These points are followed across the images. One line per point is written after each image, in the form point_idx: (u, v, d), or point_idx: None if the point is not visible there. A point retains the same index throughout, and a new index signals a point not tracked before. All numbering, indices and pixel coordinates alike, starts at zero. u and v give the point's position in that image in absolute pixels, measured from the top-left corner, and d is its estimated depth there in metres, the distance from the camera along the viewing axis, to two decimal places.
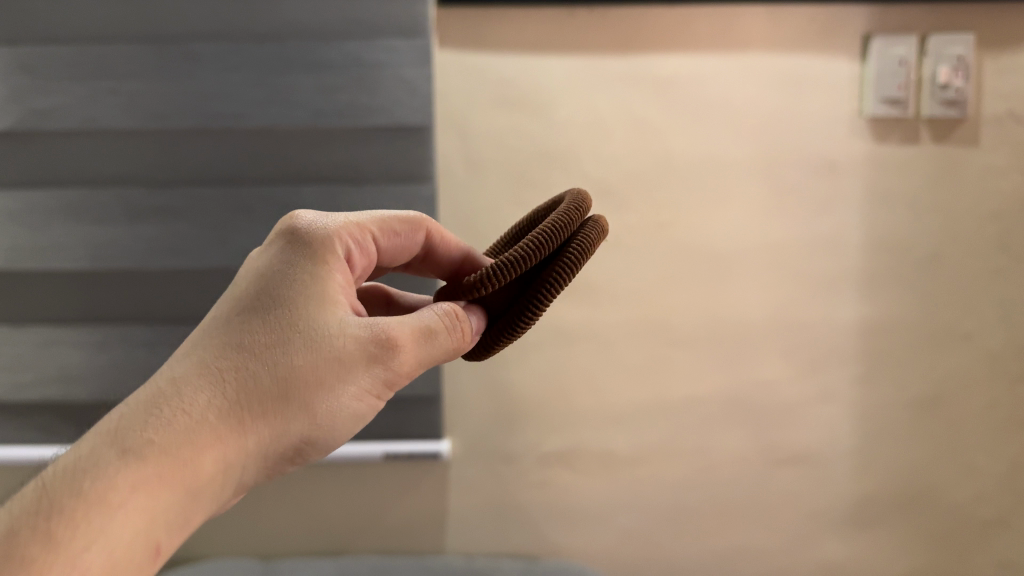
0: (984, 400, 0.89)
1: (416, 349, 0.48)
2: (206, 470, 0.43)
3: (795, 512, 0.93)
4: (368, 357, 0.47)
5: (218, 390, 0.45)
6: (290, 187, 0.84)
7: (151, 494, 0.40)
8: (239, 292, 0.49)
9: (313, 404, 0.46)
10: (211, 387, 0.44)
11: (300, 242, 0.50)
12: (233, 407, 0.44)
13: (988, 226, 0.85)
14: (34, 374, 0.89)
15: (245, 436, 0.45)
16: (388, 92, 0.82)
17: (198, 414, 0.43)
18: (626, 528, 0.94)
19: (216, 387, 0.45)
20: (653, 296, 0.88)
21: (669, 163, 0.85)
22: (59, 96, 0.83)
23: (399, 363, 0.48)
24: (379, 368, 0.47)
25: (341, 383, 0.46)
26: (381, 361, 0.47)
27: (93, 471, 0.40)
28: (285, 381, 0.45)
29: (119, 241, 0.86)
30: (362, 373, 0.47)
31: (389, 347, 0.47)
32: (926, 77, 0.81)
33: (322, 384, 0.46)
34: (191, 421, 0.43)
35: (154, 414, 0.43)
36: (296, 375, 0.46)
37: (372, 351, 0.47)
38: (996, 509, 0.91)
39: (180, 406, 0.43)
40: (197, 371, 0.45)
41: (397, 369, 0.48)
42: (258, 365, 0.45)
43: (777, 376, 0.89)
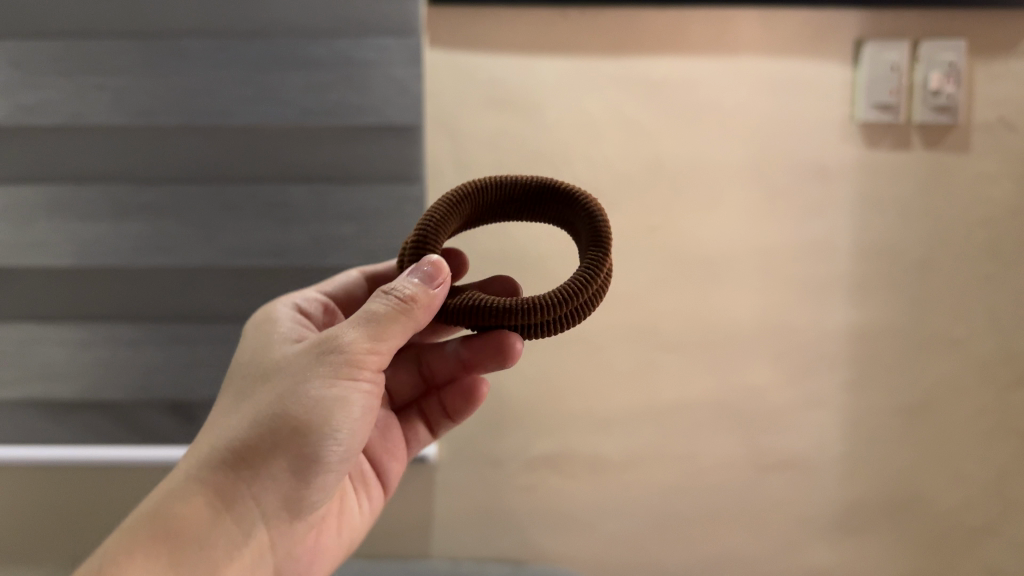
0: (973, 407, 0.88)
1: (364, 335, 0.55)
2: (235, 493, 0.57)
3: (783, 517, 0.92)
4: (317, 356, 0.56)
5: (213, 449, 0.58)
6: (278, 185, 0.83)
7: (150, 553, 0.54)
8: (241, 359, 0.67)
9: (284, 413, 0.56)
10: (209, 449, 0.58)
11: (270, 324, 0.69)
12: (231, 451, 0.57)
13: (978, 232, 0.85)
14: (17, 372, 0.87)
15: (247, 466, 0.56)
16: (377, 91, 0.81)
17: (200, 470, 0.57)
18: (613, 533, 0.93)
19: (212, 448, 0.58)
20: (643, 300, 0.87)
21: (660, 167, 0.85)
22: (45, 91, 0.82)
23: (342, 342, 0.56)
24: (331, 356, 0.56)
25: (306, 382, 0.56)
26: (329, 352, 0.56)
27: (115, 549, 0.54)
28: (263, 415, 0.57)
29: (103, 238, 0.84)
30: (315, 366, 0.56)
31: (337, 346, 0.56)
32: (917, 83, 0.81)
33: (295, 390, 0.56)
34: (194, 478, 0.57)
35: (172, 488, 0.57)
36: (267, 405, 0.57)
37: (318, 351, 0.57)
38: (984, 516, 0.91)
39: (191, 471, 0.58)
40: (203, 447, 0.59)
41: (346, 346, 0.56)
42: (239, 416, 0.58)
43: (766, 381, 0.89)
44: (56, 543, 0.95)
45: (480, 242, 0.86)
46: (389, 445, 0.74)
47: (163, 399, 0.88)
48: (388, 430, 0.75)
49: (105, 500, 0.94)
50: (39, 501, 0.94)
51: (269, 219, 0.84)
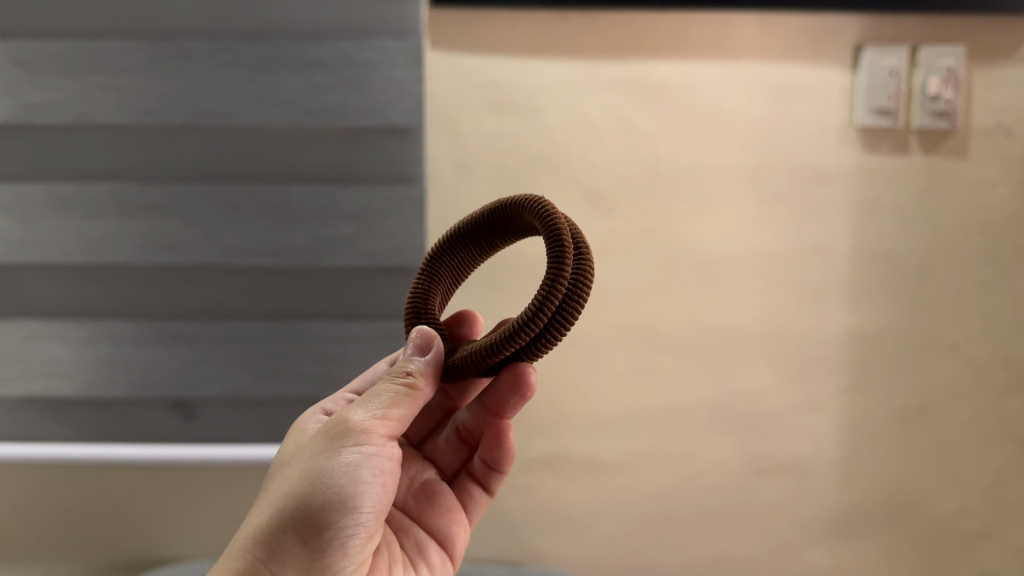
0: (970, 412, 0.89)
1: (367, 406, 0.56)
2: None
3: (780, 521, 0.92)
4: (326, 432, 0.56)
5: (233, 544, 0.56)
6: (280, 186, 0.84)
7: None
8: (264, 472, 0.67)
9: (296, 488, 0.55)
10: (230, 546, 0.57)
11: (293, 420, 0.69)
12: (248, 543, 0.55)
13: (975, 238, 0.85)
14: (18, 369, 0.88)
15: (264, 553, 0.54)
16: (379, 93, 0.82)
17: (220, 566, 0.55)
18: (610, 535, 0.93)
19: (232, 544, 0.56)
20: (642, 303, 0.87)
21: (660, 169, 0.85)
22: (51, 90, 0.83)
23: (347, 416, 0.56)
24: (337, 428, 0.56)
25: (316, 454, 0.55)
26: (336, 426, 0.56)
27: None
28: (277, 498, 0.56)
29: (107, 235, 0.85)
30: (326, 442, 0.56)
31: (341, 420, 0.56)
32: (916, 88, 0.82)
33: (307, 469, 0.55)
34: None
35: None
36: (280, 488, 0.56)
37: (326, 428, 0.57)
38: (981, 521, 0.91)
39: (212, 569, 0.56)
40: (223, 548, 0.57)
41: (351, 419, 0.56)
42: (256, 509, 0.57)
43: (763, 384, 0.89)
44: (55, 540, 0.95)
45: None
46: (444, 511, 0.70)
47: (163, 397, 0.88)
48: (440, 499, 0.70)
49: (110, 493, 0.93)
50: (38, 498, 0.94)
51: (270, 219, 0.84)
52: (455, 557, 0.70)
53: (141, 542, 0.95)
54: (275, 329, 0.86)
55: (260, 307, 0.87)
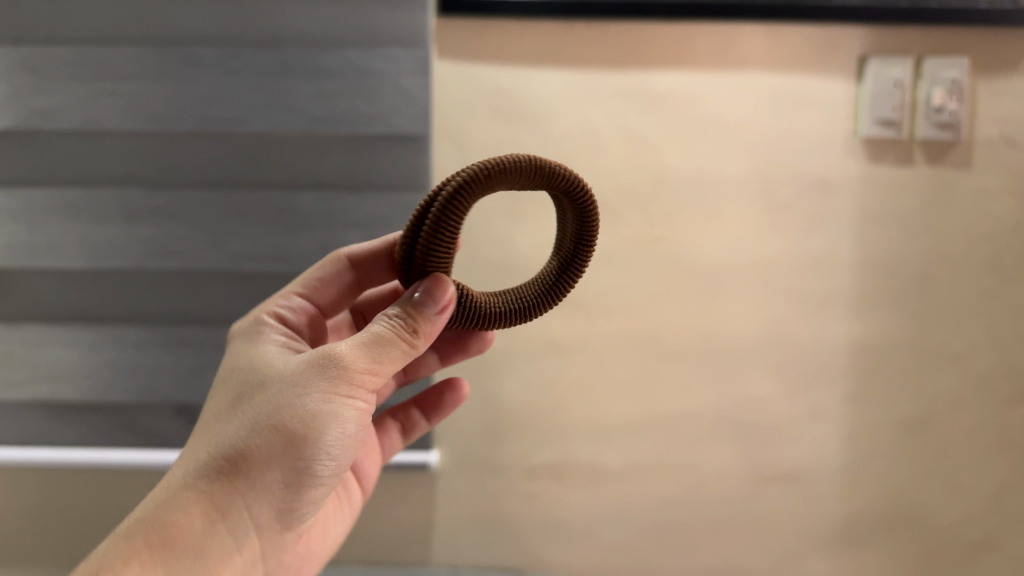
0: (973, 421, 0.89)
1: (358, 351, 0.56)
2: (229, 503, 0.57)
3: (783, 530, 0.92)
4: (318, 372, 0.57)
5: (206, 457, 0.58)
6: (286, 192, 0.84)
7: (145, 552, 0.53)
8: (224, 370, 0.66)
9: (286, 427, 0.56)
10: (203, 458, 0.58)
11: (252, 326, 0.69)
12: (222, 461, 0.57)
13: (979, 248, 0.86)
14: (25, 372, 0.88)
15: (241, 476, 0.57)
16: (386, 101, 0.82)
17: (195, 478, 0.57)
18: (613, 542, 0.93)
19: (205, 455, 0.58)
20: (647, 311, 0.88)
21: (665, 178, 0.85)
22: (60, 96, 0.83)
23: (344, 362, 0.56)
24: (332, 374, 0.56)
25: (309, 397, 0.56)
26: (330, 369, 0.56)
27: (110, 549, 0.54)
28: (263, 428, 0.56)
29: (114, 240, 0.86)
30: (318, 386, 0.56)
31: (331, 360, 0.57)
32: (920, 99, 0.82)
33: (294, 404, 0.56)
34: (190, 488, 0.57)
35: (166, 494, 0.57)
36: (267, 416, 0.57)
37: (318, 366, 0.57)
38: (984, 531, 0.91)
39: (184, 477, 0.58)
40: (193, 456, 0.59)
41: (348, 366, 0.56)
42: (235, 424, 0.58)
43: (766, 393, 0.89)
44: (59, 544, 0.95)
45: (484, 251, 0.86)
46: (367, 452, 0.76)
47: (168, 402, 0.89)
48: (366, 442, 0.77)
49: (109, 493, 0.94)
50: (43, 502, 0.94)
51: (277, 226, 0.85)
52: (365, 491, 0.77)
53: None
54: None
55: None
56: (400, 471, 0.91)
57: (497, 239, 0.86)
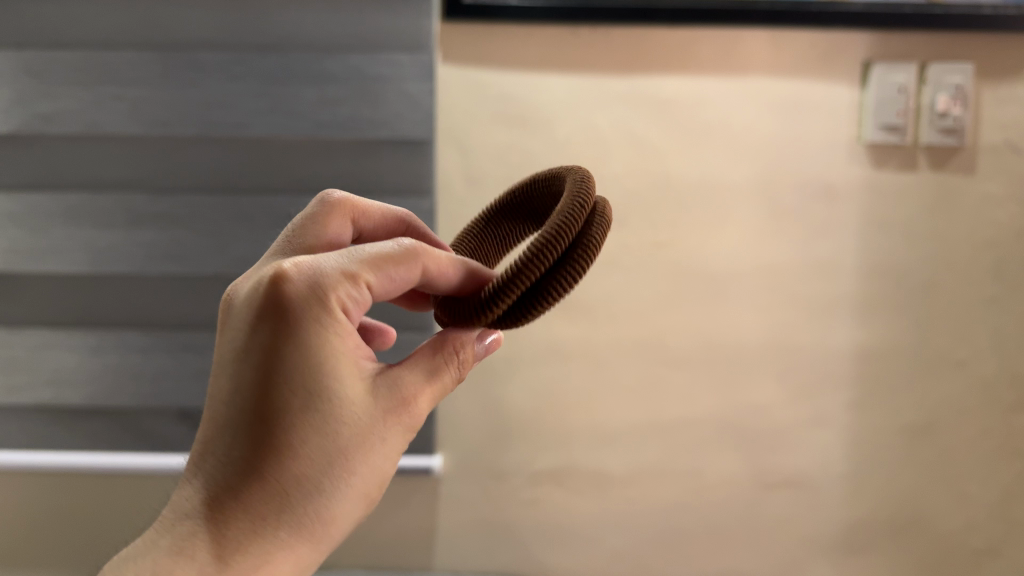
0: (978, 428, 0.89)
1: (435, 397, 0.50)
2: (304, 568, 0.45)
3: (786, 536, 0.92)
4: (399, 418, 0.47)
5: (275, 503, 0.43)
6: (290, 197, 0.84)
7: None
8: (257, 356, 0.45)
9: (368, 481, 0.46)
10: (270, 503, 0.43)
11: (297, 317, 0.44)
12: (299, 514, 0.44)
13: (983, 255, 0.86)
14: (28, 377, 0.88)
15: (319, 534, 0.45)
16: (391, 106, 0.82)
17: (267, 528, 0.43)
18: (616, 549, 0.93)
19: (274, 499, 0.43)
20: (650, 317, 0.88)
21: (669, 183, 0.85)
22: (62, 100, 0.83)
23: (420, 411, 0.48)
24: (410, 425, 0.48)
25: (391, 448, 0.47)
26: (410, 416, 0.48)
27: None
28: (345, 482, 0.45)
29: (117, 245, 0.86)
30: (397, 437, 0.47)
31: (414, 407, 0.48)
32: (924, 105, 0.82)
33: (381, 458, 0.46)
34: (260, 543, 0.43)
35: (232, 541, 0.43)
36: (352, 465, 0.45)
37: (399, 409, 0.47)
38: (988, 538, 0.90)
39: (248, 522, 0.43)
40: (251, 489, 0.43)
41: (420, 416, 0.49)
42: (306, 469, 0.44)
43: (770, 399, 0.89)
44: (58, 547, 0.95)
45: None
46: None
47: (171, 407, 0.89)
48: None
49: (110, 501, 0.94)
50: (43, 506, 0.94)
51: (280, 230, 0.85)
52: None
53: None
54: None
55: None
56: (403, 476, 0.91)
57: None
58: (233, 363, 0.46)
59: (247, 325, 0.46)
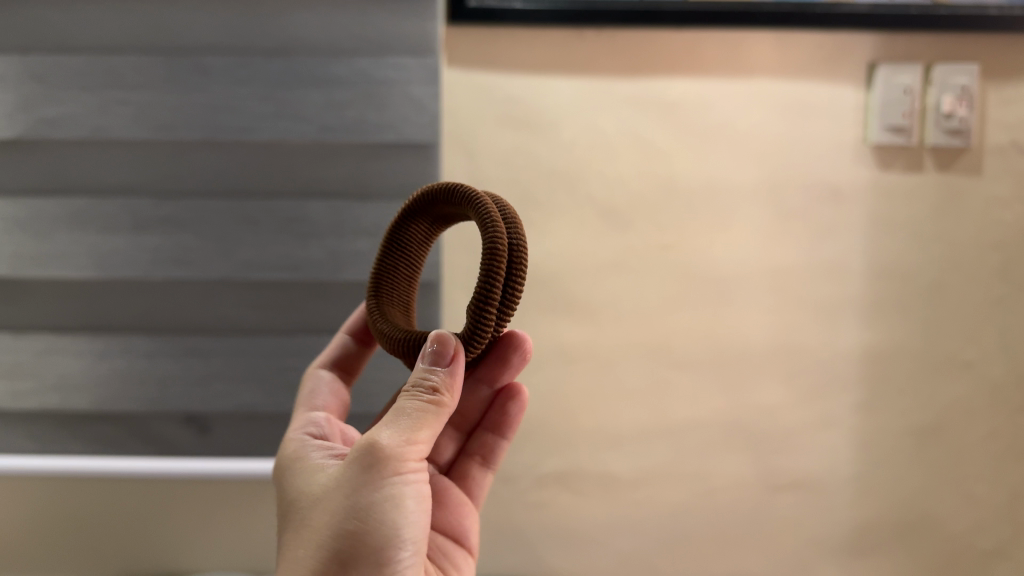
0: (984, 430, 0.89)
1: (392, 429, 0.54)
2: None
3: (795, 538, 0.92)
4: (354, 467, 0.54)
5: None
6: (295, 201, 0.84)
7: None
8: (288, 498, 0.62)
9: (345, 527, 0.53)
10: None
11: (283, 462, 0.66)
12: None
13: (990, 255, 0.86)
14: (33, 383, 0.88)
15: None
16: (396, 110, 0.82)
17: None
18: (624, 552, 0.92)
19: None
20: (656, 320, 0.88)
21: (675, 186, 0.85)
22: (68, 105, 0.83)
23: (377, 447, 0.53)
24: (374, 462, 0.53)
25: (364, 492, 0.53)
26: (368, 459, 0.53)
27: None
28: (328, 537, 0.53)
29: (121, 250, 0.86)
30: (361, 477, 0.53)
31: (365, 447, 0.54)
32: (930, 106, 0.82)
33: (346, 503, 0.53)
34: None
35: None
36: (327, 522, 0.54)
37: (354, 461, 0.54)
38: (996, 540, 0.90)
39: None
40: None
41: (386, 453, 0.53)
42: (300, 545, 0.55)
43: (776, 402, 0.89)
44: (63, 552, 0.95)
45: None
46: (453, 507, 0.72)
47: (177, 411, 0.89)
48: (448, 494, 0.72)
49: (124, 506, 0.93)
50: (47, 512, 0.94)
51: (286, 235, 0.85)
52: (473, 550, 0.72)
53: (155, 555, 0.95)
54: (290, 344, 0.87)
55: (273, 322, 0.87)
56: None
57: None
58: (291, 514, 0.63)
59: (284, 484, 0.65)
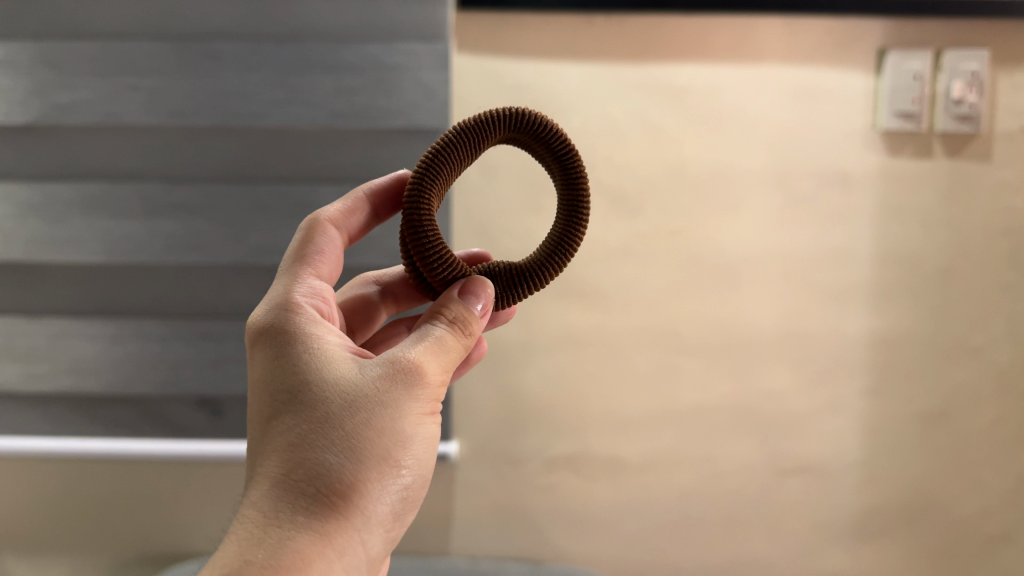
0: (990, 416, 0.89)
1: (438, 358, 0.48)
2: (347, 556, 0.42)
3: (800, 521, 0.93)
4: (400, 381, 0.46)
5: (294, 492, 0.42)
6: (306, 186, 0.85)
7: None
8: (263, 380, 0.47)
9: (391, 445, 0.45)
10: (289, 492, 0.42)
11: (274, 331, 0.48)
12: (318, 495, 0.42)
13: (999, 242, 0.86)
14: (48, 366, 0.90)
15: (348, 513, 0.43)
16: (405, 95, 0.83)
17: (297, 515, 0.42)
18: (632, 533, 0.94)
19: (291, 488, 0.42)
20: (664, 304, 0.88)
21: (684, 171, 0.86)
22: (80, 91, 0.84)
23: (431, 372, 0.47)
24: (418, 382, 0.46)
25: (408, 413, 0.46)
26: (415, 379, 0.46)
27: None
28: (364, 451, 0.44)
29: (134, 234, 0.87)
30: (411, 399, 0.46)
31: (413, 368, 0.46)
32: (940, 92, 0.82)
33: (389, 417, 0.45)
34: (291, 528, 0.41)
35: (265, 535, 0.41)
36: (364, 435, 0.44)
37: (397, 375, 0.46)
38: (1002, 524, 0.91)
39: (278, 520, 0.41)
40: (272, 485, 0.43)
41: (434, 382, 0.47)
42: (321, 452, 0.43)
43: (783, 386, 0.90)
44: (81, 533, 0.97)
45: (502, 242, 0.87)
46: None
47: (191, 394, 0.90)
48: None
49: (143, 488, 0.95)
50: (65, 493, 0.96)
51: (297, 220, 0.86)
52: None
53: (171, 534, 0.97)
54: None
55: None
56: None
57: (515, 231, 0.87)
58: (259, 380, 0.48)
59: (253, 358, 0.49)
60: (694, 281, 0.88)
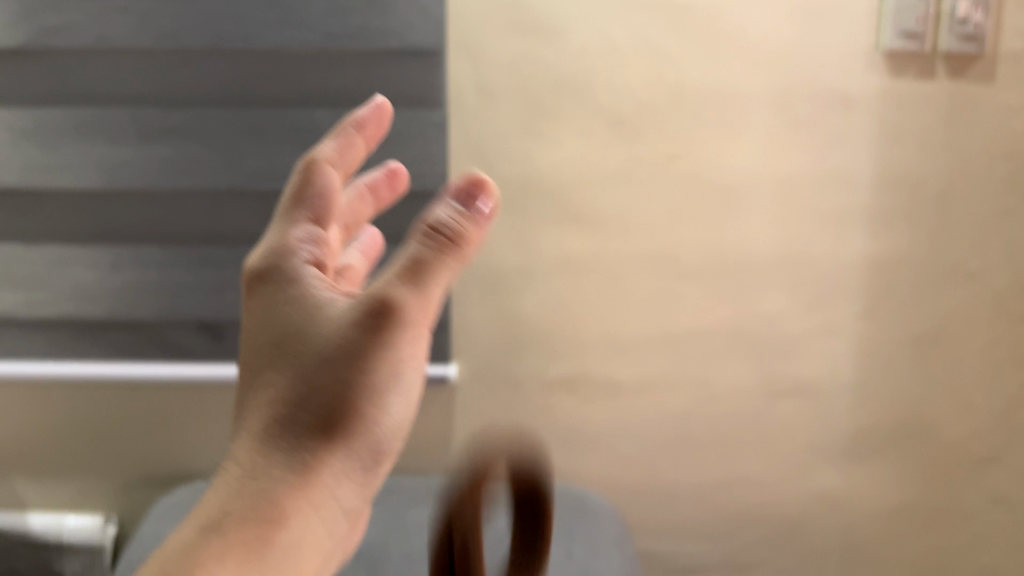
0: (983, 340, 0.90)
1: (419, 282, 0.40)
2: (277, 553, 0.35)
3: (793, 441, 0.94)
4: (368, 318, 0.39)
5: (236, 470, 0.37)
6: (302, 110, 0.85)
7: None
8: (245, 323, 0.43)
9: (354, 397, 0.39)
10: (234, 464, 0.37)
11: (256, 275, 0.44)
12: (258, 470, 0.36)
13: (999, 166, 0.85)
14: (48, 292, 0.90)
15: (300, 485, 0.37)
16: (402, 15, 0.82)
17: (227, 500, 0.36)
18: (628, 453, 0.95)
19: (235, 465, 0.37)
20: (662, 228, 0.88)
21: (684, 93, 0.85)
22: (70, 13, 0.83)
23: (407, 303, 0.39)
24: (392, 319, 0.39)
25: (378, 355, 0.39)
26: (385, 314, 0.39)
27: None
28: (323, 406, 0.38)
29: (130, 160, 0.86)
30: (379, 340, 0.39)
31: (384, 301, 0.39)
32: (944, 11, 0.81)
33: (352, 365, 0.39)
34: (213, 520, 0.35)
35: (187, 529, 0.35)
36: (324, 387, 0.38)
37: (365, 312, 0.39)
38: (990, 446, 0.93)
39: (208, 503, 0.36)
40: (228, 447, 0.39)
41: (413, 313, 0.39)
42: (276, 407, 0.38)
43: (780, 309, 0.90)
44: (88, 456, 0.99)
45: (501, 167, 0.86)
46: None
47: (191, 318, 0.90)
48: None
49: (147, 412, 0.97)
50: (71, 416, 0.97)
51: (294, 144, 0.85)
52: None
53: (177, 457, 0.98)
54: None
55: None
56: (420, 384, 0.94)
57: (513, 155, 0.86)
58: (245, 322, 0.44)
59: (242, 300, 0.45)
60: (693, 203, 0.87)
